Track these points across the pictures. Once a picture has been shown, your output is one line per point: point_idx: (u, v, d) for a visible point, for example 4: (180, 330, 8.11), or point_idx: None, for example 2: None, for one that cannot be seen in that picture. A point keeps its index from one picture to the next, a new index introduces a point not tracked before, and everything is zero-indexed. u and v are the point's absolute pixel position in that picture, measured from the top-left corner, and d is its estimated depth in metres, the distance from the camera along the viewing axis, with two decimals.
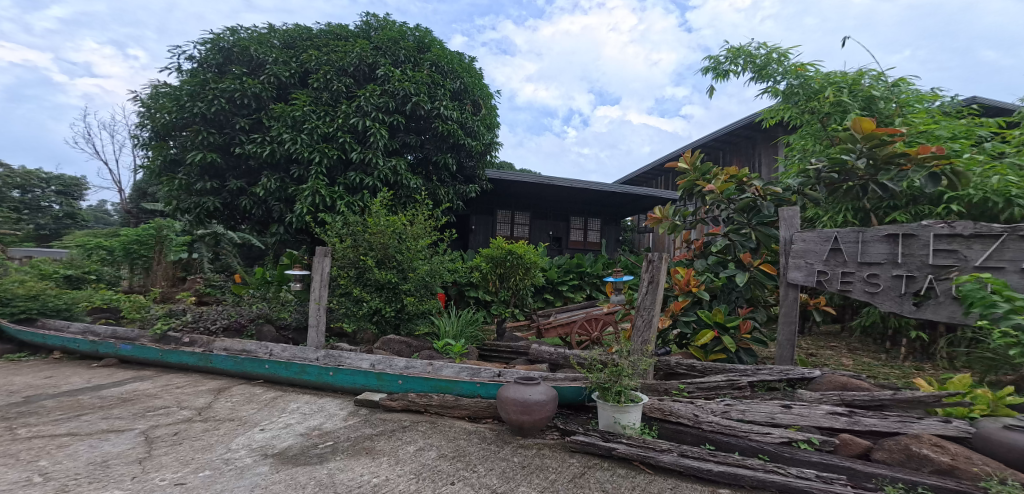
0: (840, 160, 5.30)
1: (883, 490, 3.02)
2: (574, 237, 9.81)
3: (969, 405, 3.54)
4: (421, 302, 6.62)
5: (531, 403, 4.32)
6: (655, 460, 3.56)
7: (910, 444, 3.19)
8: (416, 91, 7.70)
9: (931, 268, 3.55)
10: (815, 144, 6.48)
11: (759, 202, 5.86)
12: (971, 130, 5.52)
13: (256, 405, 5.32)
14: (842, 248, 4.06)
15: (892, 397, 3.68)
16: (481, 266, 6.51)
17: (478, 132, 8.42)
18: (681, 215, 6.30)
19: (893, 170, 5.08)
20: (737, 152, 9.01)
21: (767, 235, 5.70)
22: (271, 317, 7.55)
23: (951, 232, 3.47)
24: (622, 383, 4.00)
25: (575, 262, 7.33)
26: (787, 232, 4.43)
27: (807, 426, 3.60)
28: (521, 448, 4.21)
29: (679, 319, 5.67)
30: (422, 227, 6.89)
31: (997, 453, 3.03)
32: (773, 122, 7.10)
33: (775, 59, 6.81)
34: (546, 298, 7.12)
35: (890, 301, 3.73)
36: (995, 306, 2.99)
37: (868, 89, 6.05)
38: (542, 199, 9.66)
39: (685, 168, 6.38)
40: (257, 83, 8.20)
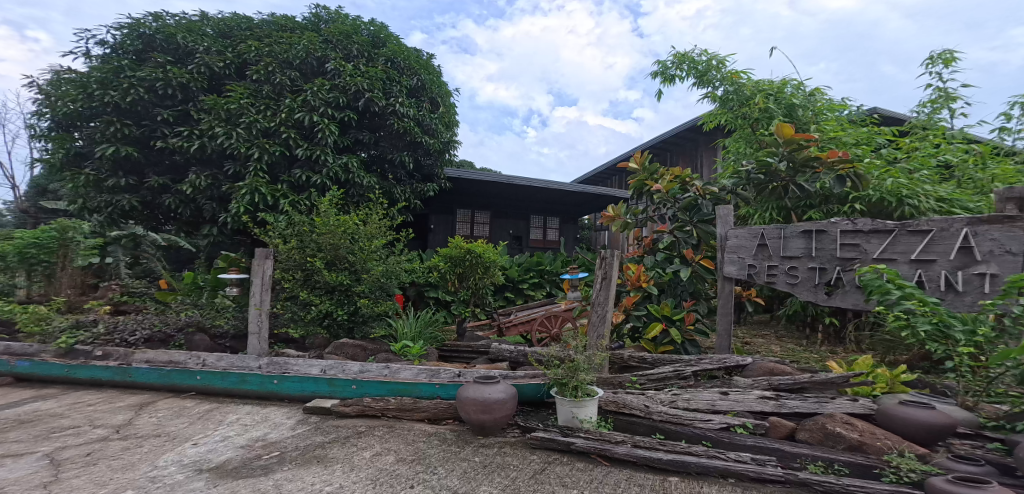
0: (765, 163, 5.84)
1: (807, 468, 3.34)
2: (533, 235, 9.95)
3: (872, 384, 4.02)
4: (376, 304, 6.41)
5: (490, 403, 4.35)
6: (611, 452, 3.74)
7: (827, 423, 3.55)
8: (369, 86, 7.45)
9: (839, 261, 4.01)
10: (747, 147, 7.06)
11: (700, 201, 6.29)
12: (870, 137, 6.26)
13: (187, 419, 4.94)
14: (768, 244, 4.46)
15: (811, 379, 4.12)
16: (439, 266, 6.44)
17: (436, 131, 8.33)
18: (631, 214, 6.61)
19: (807, 174, 5.64)
20: (683, 153, 9.54)
21: (707, 232, 6.12)
22: (204, 325, 6.96)
23: (853, 228, 3.93)
24: (579, 378, 4.15)
25: (534, 261, 7.44)
26: (721, 229, 4.77)
27: (742, 411, 3.95)
28: (482, 447, 4.24)
29: (631, 313, 5.95)
30: (377, 226, 6.68)
31: (896, 426, 3.44)
32: (712, 126, 7.61)
33: (714, 66, 7.24)
34: (507, 297, 7.21)
35: (808, 290, 4.17)
36: (891, 294, 3.43)
37: (790, 97, 6.64)
38: (502, 199, 9.69)
39: (635, 168, 6.66)
40: (183, 73, 7.55)
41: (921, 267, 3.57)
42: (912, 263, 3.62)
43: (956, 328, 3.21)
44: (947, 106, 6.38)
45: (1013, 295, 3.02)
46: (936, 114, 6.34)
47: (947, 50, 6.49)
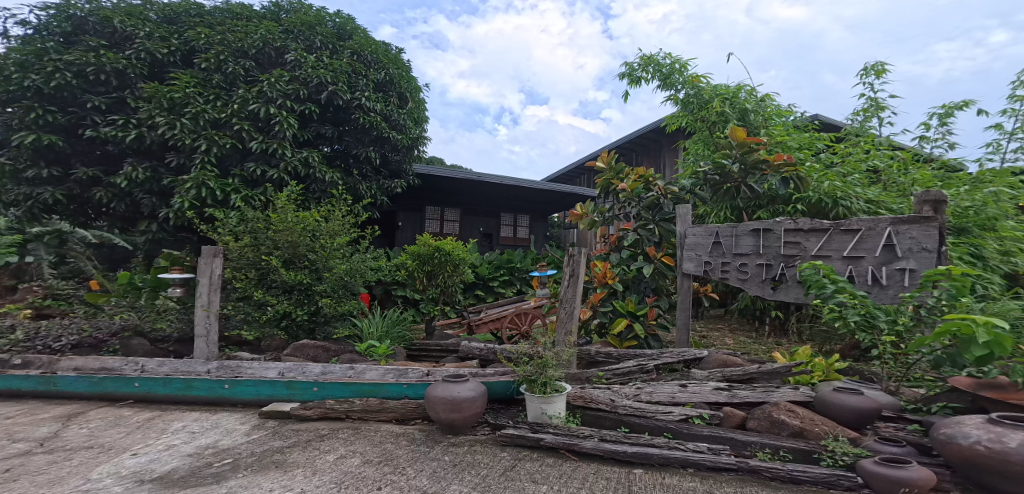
0: (719, 166, 6.18)
1: (756, 456, 3.45)
2: (504, 233, 9.86)
3: (811, 372, 4.31)
4: (339, 304, 6.15)
5: (460, 401, 4.27)
6: (579, 446, 3.76)
7: (773, 412, 3.70)
8: (333, 79, 7.17)
9: (783, 258, 4.24)
10: (705, 149, 7.34)
11: (662, 200, 6.47)
12: (812, 142, 6.54)
13: (124, 429, 4.54)
14: (721, 241, 4.66)
15: (759, 370, 4.34)
16: (407, 264, 6.27)
17: (404, 126, 8.11)
18: (598, 212, 6.70)
19: (760, 175, 5.94)
20: (648, 154, 9.80)
21: (668, 230, 6.32)
22: (143, 329, 6.42)
23: (795, 227, 4.17)
24: (547, 375, 4.17)
25: (505, 258, 7.42)
26: (680, 228, 5.01)
27: (699, 402, 4.04)
28: (451, 447, 4.13)
29: (597, 309, 6.03)
30: (340, 223, 6.38)
31: (832, 413, 3.60)
32: (674, 128, 7.85)
33: (677, 70, 7.47)
34: (477, 295, 7.16)
35: (756, 285, 4.38)
36: (826, 288, 3.68)
37: (743, 102, 6.96)
38: (471, 196, 9.54)
39: (602, 167, 6.76)
40: (120, 58, 6.92)
41: (852, 262, 3.83)
42: (845, 260, 3.90)
43: (880, 318, 3.48)
44: (877, 115, 6.91)
45: (929, 285, 3.30)
46: (868, 121, 6.83)
47: (879, 62, 7.00)
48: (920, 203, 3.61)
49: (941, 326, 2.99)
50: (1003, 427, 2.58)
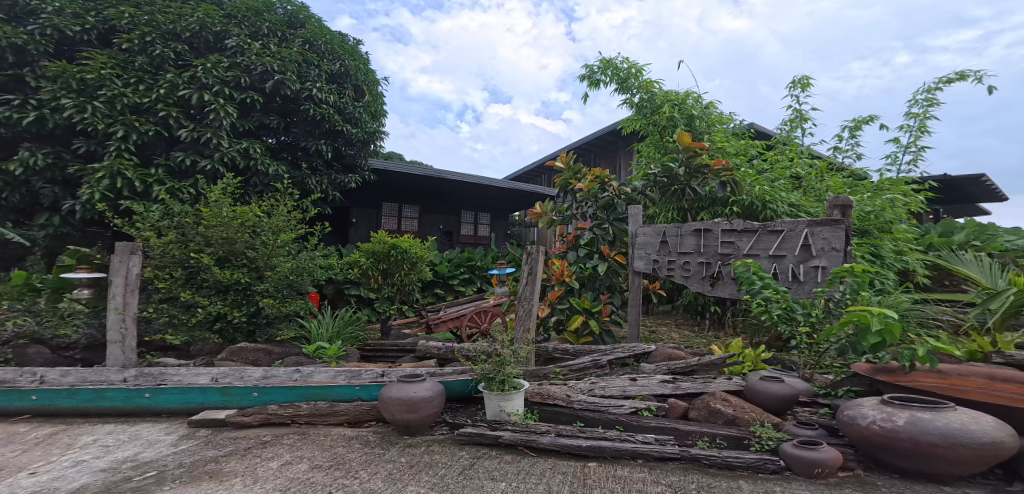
0: (664, 168, 5.75)
1: (698, 446, 2.97)
2: (464, 231, 9.60)
3: (740, 363, 4.01)
4: (283, 305, 5.13)
5: (416, 400, 3.34)
6: (536, 442, 3.08)
7: (711, 400, 3.24)
8: (280, 68, 6.56)
9: (720, 257, 4.12)
10: (657, 152, 7.42)
11: (616, 201, 6.09)
12: (746, 149, 6.19)
13: (18, 446, 3.44)
14: (668, 241, 4.50)
15: (698, 361, 3.97)
16: (363, 262, 5.82)
17: (361, 120, 7.67)
18: (557, 210, 6.48)
19: (702, 178, 5.53)
20: (605, 155, 9.94)
21: (622, 230, 5.90)
22: (43, 337, 5.40)
23: (731, 228, 4.06)
24: (506, 371, 3.41)
25: (465, 256, 7.20)
26: (630, 227, 4.81)
27: (647, 395, 3.54)
28: (411, 446, 3.26)
29: (554, 306, 5.69)
30: (286, 219, 5.36)
31: (760, 401, 3.21)
32: (629, 131, 7.94)
33: (633, 74, 7.60)
34: (437, 294, 6.94)
35: (696, 282, 4.25)
36: (753, 285, 3.54)
37: (691, 108, 7.12)
38: (431, 191, 9.15)
39: (561, 167, 6.50)
40: (18, 32, 5.62)
41: (777, 261, 3.74)
42: (772, 258, 3.77)
43: (797, 311, 3.36)
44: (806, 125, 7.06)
45: (837, 281, 3.23)
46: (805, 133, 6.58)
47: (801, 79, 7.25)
48: (831, 206, 3.48)
49: (849, 316, 2.58)
50: (895, 407, 2.28)
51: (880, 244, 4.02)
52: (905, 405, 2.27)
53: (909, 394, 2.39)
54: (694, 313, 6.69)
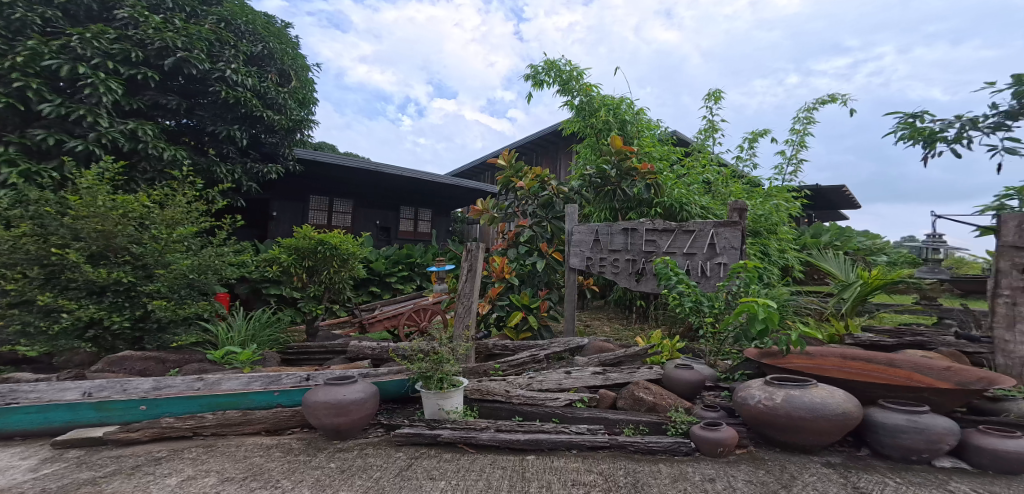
0: (598, 170, 5.73)
1: (625, 433, 3.04)
2: (403, 226, 9.39)
3: (660, 353, 4.14)
4: (181, 307, 3.82)
5: (346, 403, 2.82)
6: (474, 438, 2.88)
7: (636, 390, 3.34)
8: (185, 45, 5.45)
9: (644, 254, 4.42)
10: (593, 154, 7.46)
11: (555, 200, 5.85)
12: (667, 154, 6.52)
13: None
14: (600, 239, 4.73)
15: (624, 353, 4.07)
16: (294, 264, 5.24)
17: (285, 107, 6.69)
18: (499, 207, 6.00)
19: (631, 181, 5.61)
20: (547, 155, 10.17)
21: (560, 228, 5.69)
22: None
23: (654, 227, 4.37)
24: (444, 370, 3.15)
25: (403, 253, 7.13)
26: (567, 226, 5.02)
27: (581, 387, 3.55)
28: (341, 450, 2.76)
29: (496, 303, 5.05)
30: (185, 209, 3.98)
31: (676, 389, 3.43)
32: (569, 132, 7.97)
33: (576, 76, 7.34)
34: (373, 292, 6.79)
35: (624, 277, 4.51)
36: (671, 281, 3.89)
37: (625, 114, 7.18)
38: (366, 186, 8.87)
39: (502, 165, 5.85)
40: None
41: (689, 258, 4.10)
42: (686, 255, 4.13)
43: (705, 304, 3.74)
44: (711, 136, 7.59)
45: (734, 275, 3.69)
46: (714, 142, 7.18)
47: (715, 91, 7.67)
48: (729, 209, 3.93)
49: (741, 306, 2.95)
50: (774, 387, 2.61)
51: (768, 243, 4.50)
52: (782, 385, 2.60)
53: (785, 374, 2.75)
54: (624, 307, 6.96)
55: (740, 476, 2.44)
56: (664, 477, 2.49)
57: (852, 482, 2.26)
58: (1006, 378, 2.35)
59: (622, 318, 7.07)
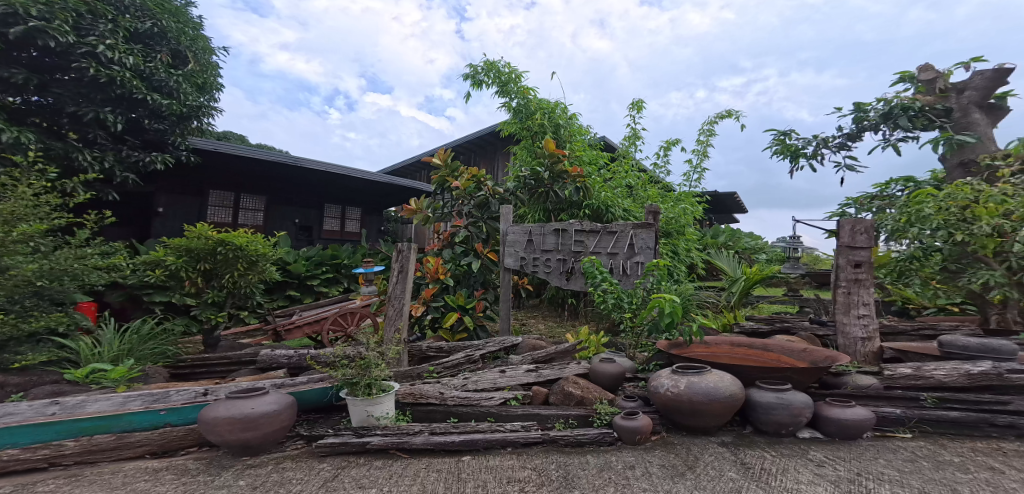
0: (532, 171, 5.81)
1: (556, 428, 3.03)
2: (328, 225, 8.87)
3: (586, 348, 4.16)
4: (26, 321, 3.18)
5: (254, 417, 2.54)
6: (408, 443, 2.70)
7: (566, 385, 3.36)
8: (45, 14, 4.50)
9: (573, 254, 4.57)
10: (529, 155, 7.50)
11: (491, 201, 5.59)
12: (596, 158, 6.76)
13: None
14: (534, 239, 4.80)
15: (555, 349, 4.05)
16: (186, 267, 4.34)
17: (178, 91, 5.63)
18: (434, 207, 5.67)
19: (563, 183, 5.79)
20: (484, 155, 10.21)
21: (495, 229, 5.48)
22: None
23: (583, 228, 4.51)
24: (373, 376, 2.88)
25: (328, 254, 6.81)
26: (502, 225, 5.07)
27: (515, 386, 3.46)
28: (249, 467, 2.50)
29: (429, 303, 4.78)
30: (31, 202, 3.26)
31: (601, 383, 3.52)
32: (507, 134, 7.95)
33: (514, 78, 7.39)
34: (291, 296, 6.42)
35: (555, 276, 4.63)
36: (598, 282, 4.08)
37: (559, 118, 7.32)
38: (282, 181, 8.19)
39: (438, 163, 5.62)
40: None
41: (612, 257, 4.31)
42: (610, 255, 4.35)
43: (625, 303, 4.00)
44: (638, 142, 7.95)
45: (648, 273, 4.00)
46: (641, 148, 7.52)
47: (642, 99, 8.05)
48: (645, 212, 4.17)
49: (652, 301, 3.16)
50: (679, 375, 2.84)
51: (676, 243, 4.88)
52: (684, 372, 2.83)
53: (689, 363, 2.99)
54: (557, 305, 7.07)
55: (655, 461, 2.57)
56: (592, 467, 2.54)
57: (742, 459, 2.50)
58: (843, 356, 2.77)
59: (554, 315, 7.13)
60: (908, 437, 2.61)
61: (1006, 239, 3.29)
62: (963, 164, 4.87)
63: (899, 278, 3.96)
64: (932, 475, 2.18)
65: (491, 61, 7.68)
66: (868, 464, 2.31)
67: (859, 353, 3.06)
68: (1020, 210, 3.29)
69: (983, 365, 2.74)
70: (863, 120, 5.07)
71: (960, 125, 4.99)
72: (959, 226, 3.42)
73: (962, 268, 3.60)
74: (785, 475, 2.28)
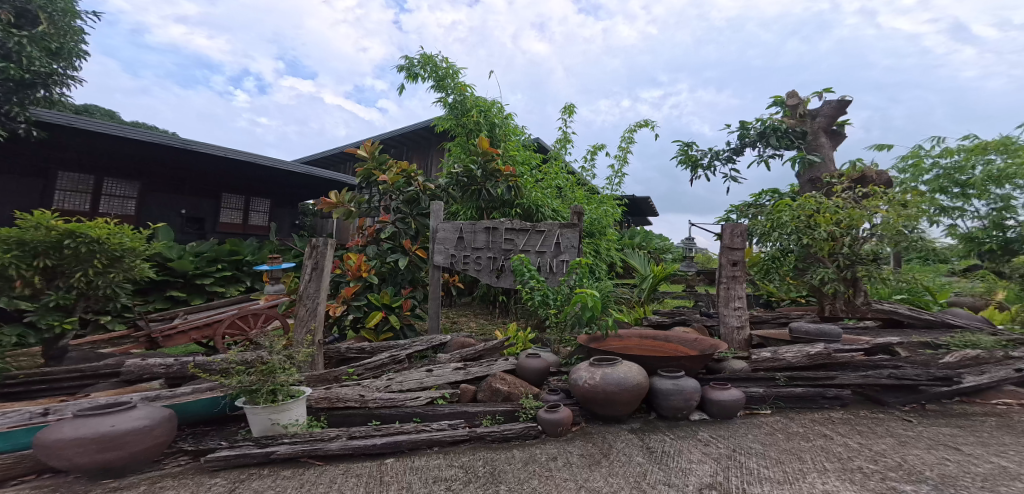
0: (465, 169, 5.82)
1: (484, 425, 3.08)
2: (225, 218, 7.70)
3: (514, 344, 4.23)
4: None
5: (112, 436, 2.22)
6: (322, 450, 2.59)
7: (494, 382, 3.42)
8: None
9: (504, 252, 4.65)
10: (464, 152, 7.48)
11: (421, 196, 5.53)
12: (529, 158, 6.90)
13: None
14: (465, 237, 4.80)
15: (484, 346, 4.05)
16: (16, 264, 3.40)
17: (19, 55, 4.96)
18: (357, 201, 5.46)
19: (495, 181, 5.83)
20: (417, 150, 10.06)
21: (425, 225, 5.43)
22: None
23: (514, 227, 4.60)
24: (277, 381, 2.65)
25: (225, 250, 5.82)
26: (432, 223, 4.97)
27: (444, 385, 3.46)
28: (116, 489, 2.23)
29: (350, 303, 4.52)
30: None
31: (529, 379, 3.62)
32: (442, 129, 7.87)
33: (451, 74, 7.38)
34: (173, 298, 5.26)
35: (485, 274, 4.70)
36: (528, 281, 4.18)
37: (495, 117, 7.37)
38: (164, 165, 6.99)
39: (363, 155, 5.49)
40: None
41: (540, 256, 4.45)
42: (538, 254, 4.48)
43: (551, 302, 4.11)
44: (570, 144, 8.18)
45: (571, 271, 4.22)
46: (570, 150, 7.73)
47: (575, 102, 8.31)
48: (571, 213, 4.37)
49: (575, 296, 3.31)
50: (595, 367, 3.00)
51: (599, 243, 5.13)
52: (600, 364, 2.99)
53: (607, 357, 3.14)
54: (487, 303, 7.13)
55: (575, 451, 2.71)
56: (517, 461, 2.63)
57: (648, 444, 2.70)
58: (723, 344, 3.10)
59: (486, 313, 7.21)
60: (766, 413, 2.98)
61: (839, 243, 3.93)
62: (811, 182, 5.65)
63: (765, 275, 4.48)
64: (785, 446, 2.51)
65: (428, 54, 7.61)
66: (741, 441, 2.60)
67: (735, 341, 3.39)
68: (848, 219, 3.88)
69: (818, 346, 3.22)
70: (744, 136, 5.69)
71: (810, 146, 5.70)
72: (806, 232, 3.97)
73: (806, 266, 4.13)
74: (680, 456, 2.50)
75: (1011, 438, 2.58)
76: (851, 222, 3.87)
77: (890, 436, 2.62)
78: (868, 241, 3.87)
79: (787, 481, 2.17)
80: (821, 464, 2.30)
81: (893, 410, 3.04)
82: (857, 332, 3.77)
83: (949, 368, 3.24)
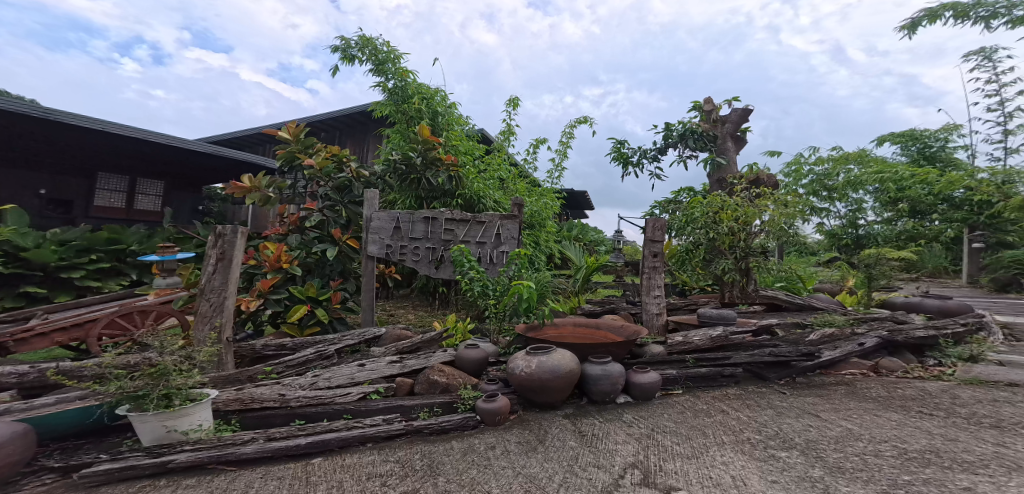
0: (404, 156, 5.63)
1: (420, 418, 3.02)
2: (103, 202, 6.63)
3: (453, 335, 4.14)
4: None
5: None
6: (235, 454, 2.44)
7: (431, 374, 3.34)
8: None
9: (443, 243, 4.57)
10: (404, 140, 7.24)
11: (354, 183, 5.28)
12: (472, 148, 6.79)
13: None
14: (402, 227, 4.61)
15: (421, 338, 3.92)
16: None
17: None
18: (275, 187, 5.11)
19: (436, 170, 5.71)
20: (352, 136, 9.63)
21: (358, 214, 5.19)
22: None
23: (454, 217, 4.52)
24: (169, 385, 2.41)
25: (104, 236, 5.16)
26: (365, 211, 4.65)
27: (377, 379, 3.34)
28: None
29: (268, 297, 4.25)
30: None
31: (469, 370, 3.57)
32: (380, 115, 7.56)
33: (392, 58, 7.11)
34: (29, 293, 4.57)
35: (424, 265, 4.59)
36: (468, 272, 4.11)
37: (437, 105, 7.19)
38: (18, 139, 5.80)
39: (286, 138, 5.13)
40: None
41: (481, 246, 4.42)
42: (478, 244, 4.44)
43: (490, 294, 4.05)
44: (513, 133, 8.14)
45: (511, 262, 4.19)
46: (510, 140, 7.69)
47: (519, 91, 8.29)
48: (512, 204, 4.38)
49: (513, 287, 3.30)
50: (530, 356, 3.00)
51: (538, 235, 5.18)
52: (534, 353, 3.00)
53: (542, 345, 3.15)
54: (427, 294, 6.99)
55: (513, 439, 2.72)
56: (455, 453, 2.59)
57: (579, 428, 2.76)
58: (644, 330, 3.22)
59: (424, 305, 7.08)
60: (678, 393, 3.13)
61: (736, 237, 4.18)
62: (719, 182, 5.97)
63: (681, 265, 4.72)
64: (693, 423, 2.66)
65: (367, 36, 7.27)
66: (656, 420, 2.72)
67: (654, 326, 3.55)
68: (744, 216, 4.11)
69: (718, 329, 3.45)
70: (668, 135, 5.97)
71: (717, 150, 6.01)
72: (711, 227, 4.21)
73: (711, 257, 4.35)
74: (607, 438, 2.57)
75: (855, 403, 2.87)
76: (746, 219, 4.11)
77: (770, 407, 2.84)
78: (758, 236, 4.18)
79: (694, 456, 2.29)
80: (720, 438, 2.44)
81: (772, 384, 3.31)
82: (748, 315, 4.10)
83: (812, 345, 3.55)
